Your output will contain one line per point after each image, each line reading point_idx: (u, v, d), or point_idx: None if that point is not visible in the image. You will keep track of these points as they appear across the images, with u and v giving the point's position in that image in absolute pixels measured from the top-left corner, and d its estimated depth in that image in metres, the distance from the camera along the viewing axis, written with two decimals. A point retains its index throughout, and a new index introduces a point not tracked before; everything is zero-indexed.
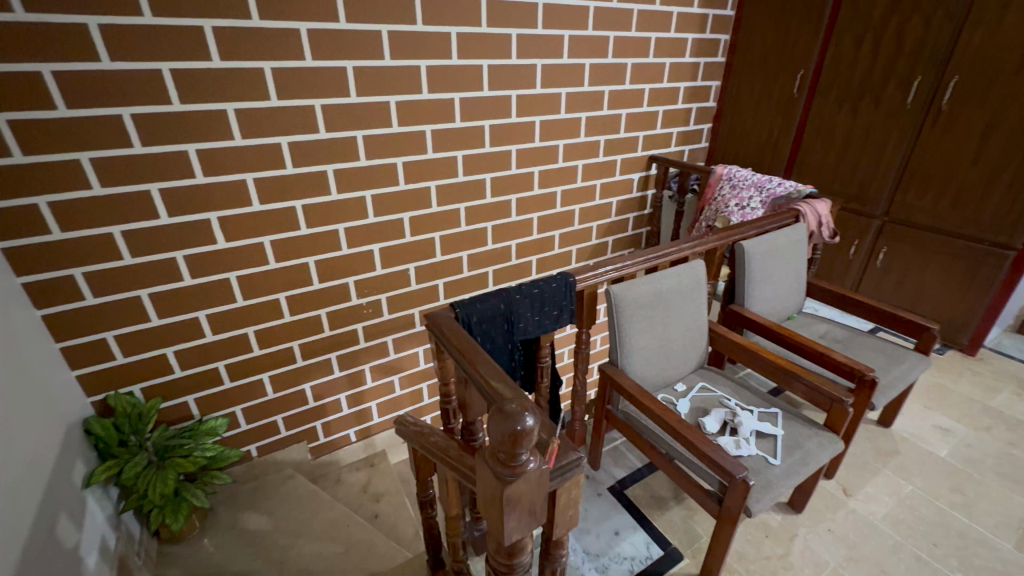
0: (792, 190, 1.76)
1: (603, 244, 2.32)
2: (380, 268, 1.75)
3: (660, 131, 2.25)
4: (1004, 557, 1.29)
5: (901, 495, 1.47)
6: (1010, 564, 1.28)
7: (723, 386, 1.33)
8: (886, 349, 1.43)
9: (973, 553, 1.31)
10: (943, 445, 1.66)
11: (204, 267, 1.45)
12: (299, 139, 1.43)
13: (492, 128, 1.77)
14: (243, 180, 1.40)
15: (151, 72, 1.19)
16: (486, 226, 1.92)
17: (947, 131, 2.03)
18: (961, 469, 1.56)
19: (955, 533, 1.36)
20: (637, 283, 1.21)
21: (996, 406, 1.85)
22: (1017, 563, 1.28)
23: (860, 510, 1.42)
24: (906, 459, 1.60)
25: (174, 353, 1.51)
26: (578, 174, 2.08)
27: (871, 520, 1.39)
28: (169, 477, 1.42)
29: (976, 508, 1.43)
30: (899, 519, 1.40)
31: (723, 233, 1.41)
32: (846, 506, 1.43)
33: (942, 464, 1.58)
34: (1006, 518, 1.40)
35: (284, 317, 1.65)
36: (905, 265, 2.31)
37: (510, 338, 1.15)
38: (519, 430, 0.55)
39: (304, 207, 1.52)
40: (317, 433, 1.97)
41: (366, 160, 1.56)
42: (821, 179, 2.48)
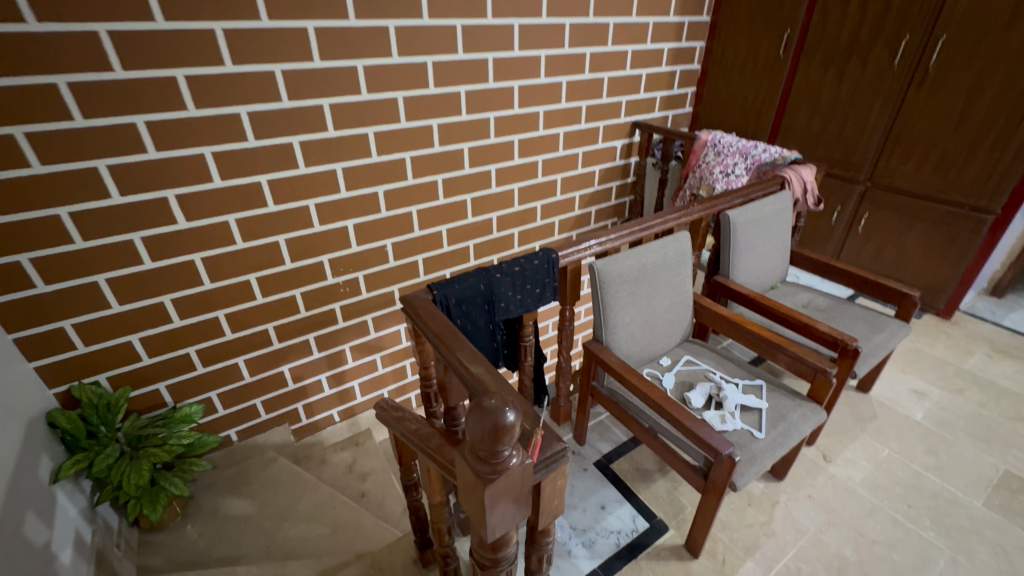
0: (777, 156, 1.72)
1: (586, 214, 2.27)
2: (355, 245, 1.67)
3: (643, 96, 2.17)
4: (973, 515, 1.35)
5: (878, 459, 1.52)
6: (979, 522, 1.34)
7: (708, 359, 1.32)
8: (868, 317, 1.44)
9: (945, 513, 1.36)
10: (918, 409, 1.70)
11: (165, 249, 1.36)
12: (260, 109, 1.33)
13: (469, 95, 1.68)
14: (201, 154, 1.30)
15: (86, 35, 1.07)
16: (465, 198, 1.84)
17: (933, 93, 2.01)
18: (935, 432, 1.61)
19: (928, 494, 1.41)
20: (622, 258, 1.18)
21: (969, 369, 1.91)
22: (985, 521, 1.34)
23: (839, 475, 1.46)
24: (883, 424, 1.64)
25: (140, 340, 1.44)
26: (560, 142, 2.01)
27: (849, 485, 1.43)
28: (143, 469, 1.39)
29: (949, 469, 1.49)
30: (876, 483, 1.44)
31: (708, 203, 1.38)
32: (826, 472, 1.47)
33: (917, 428, 1.63)
34: (977, 477, 1.46)
35: (256, 299, 1.58)
36: (886, 231, 2.32)
37: (492, 318, 1.13)
38: (500, 427, 0.52)
39: (269, 182, 1.43)
40: (299, 415, 1.93)
41: (335, 131, 1.47)
42: (806, 144, 2.44)
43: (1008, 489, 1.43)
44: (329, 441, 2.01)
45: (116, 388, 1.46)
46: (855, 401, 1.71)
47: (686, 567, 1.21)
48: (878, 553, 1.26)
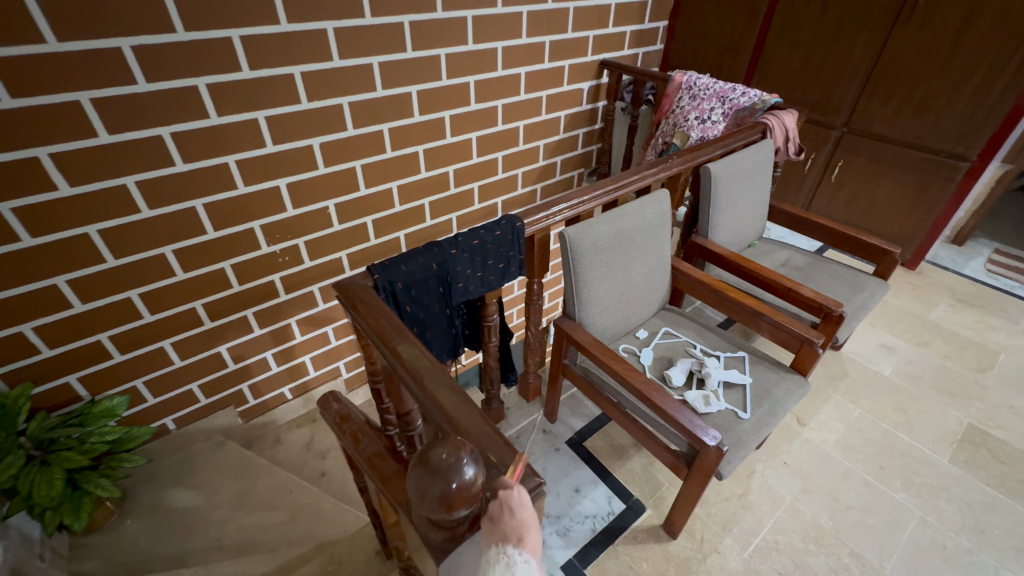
0: (757, 100, 1.59)
1: (551, 165, 2.09)
2: (292, 209, 1.45)
3: (612, 31, 1.95)
4: (941, 472, 1.39)
5: (851, 419, 1.53)
6: (945, 478, 1.38)
7: (687, 330, 1.23)
8: (847, 276, 1.38)
9: (914, 471, 1.40)
10: (887, 364, 1.73)
11: (47, 221, 1.11)
12: (148, 42, 1.06)
13: (414, 27, 1.42)
14: (77, 101, 1.03)
15: None
16: (417, 150, 1.62)
17: (921, 29, 1.89)
18: (903, 387, 1.64)
19: (898, 452, 1.44)
20: (595, 224, 1.04)
21: (933, 320, 1.94)
22: (951, 476, 1.39)
23: (813, 439, 1.47)
24: (855, 382, 1.66)
25: (33, 329, 1.21)
26: (522, 84, 1.78)
27: (823, 449, 1.45)
28: (55, 478, 1.21)
29: (916, 425, 1.52)
30: (848, 445, 1.46)
31: (688, 155, 1.25)
32: (800, 437, 1.47)
33: (886, 383, 1.65)
34: (942, 432, 1.50)
35: (177, 275, 1.35)
36: (859, 178, 2.28)
37: (448, 302, 1.00)
38: (447, 498, 0.47)
39: (174, 135, 1.17)
40: (246, 396, 1.76)
41: (251, 72, 1.21)
42: (782, 85, 2.31)
43: (971, 442, 1.48)
44: (283, 419, 1.87)
45: (12, 387, 1.24)
46: (828, 359, 1.71)
47: (664, 548, 1.20)
48: (850, 516, 1.29)
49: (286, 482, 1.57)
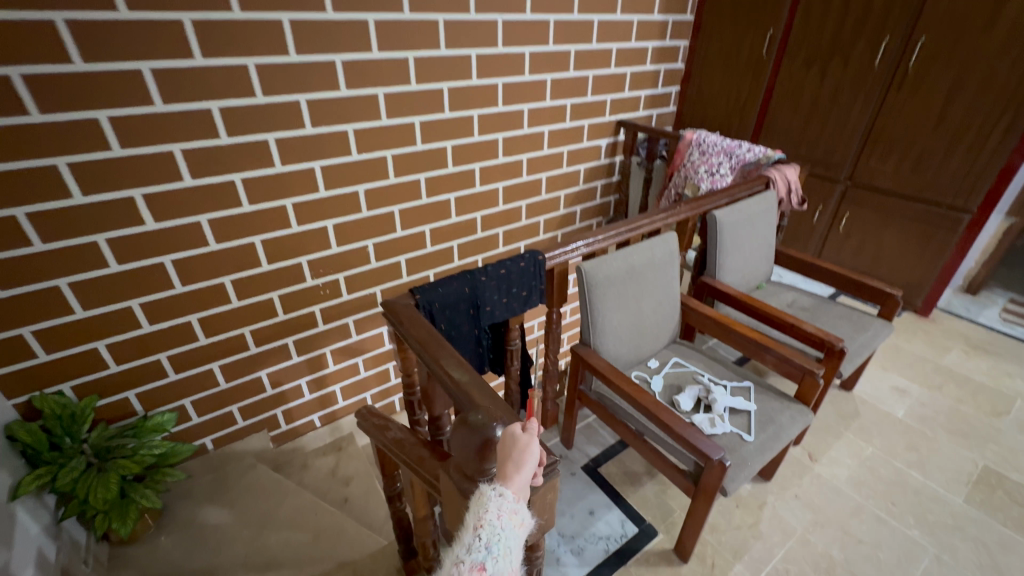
0: (761, 156, 1.74)
1: (571, 213, 2.26)
2: (335, 246, 1.62)
3: (628, 95, 2.16)
4: (955, 512, 1.39)
5: (862, 457, 1.55)
6: (960, 517, 1.37)
7: (696, 361, 1.33)
8: (851, 316, 1.46)
9: (927, 509, 1.39)
10: (900, 406, 1.74)
11: (132, 251, 1.29)
12: (232, 105, 1.27)
13: (452, 92, 1.64)
14: (170, 152, 1.24)
15: (44, 24, 1.01)
16: (448, 197, 1.80)
17: (912, 93, 2.06)
18: (916, 428, 1.65)
19: (911, 491, 1.44)
20: (609, 260, 1.15)
21: (947, 364, 1.95)
22: (966, 516, 1.38)
23: (825, 474, 1.48)
24: (866, 421, 1.67)
25: (106, 345, 1.37)
26: (545, 140, 1.98)
27: (834, 484, 1.46)
28: (111, 482, 1.32)
29: (929, 464, 1.52)
30: (860, 481, 1.47)
31: (695, 204, 1.38)
32: (812, 472, 1.49)
33: (898, 424, 1.66)
34: (957, 473, 1.50)
35: (232, 303, 1.51)
36: (867, 228, 2.37)
37: (477, 324, 1.11)
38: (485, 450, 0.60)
39: (243, 181, 1.37)
40: (278, 421, 1.87)
41: (313, 129, 1.41)
42: (789, 143, 2.48)
43: (987, 484, 1.47)
44: (310, 446, 1.94)
45: (81, 398, 1.39)
46: (838, 399, 1.74)
47: (675, 572, 1.22)
48: (863, 551, 1.29)
49: (311, 504, 1.64)
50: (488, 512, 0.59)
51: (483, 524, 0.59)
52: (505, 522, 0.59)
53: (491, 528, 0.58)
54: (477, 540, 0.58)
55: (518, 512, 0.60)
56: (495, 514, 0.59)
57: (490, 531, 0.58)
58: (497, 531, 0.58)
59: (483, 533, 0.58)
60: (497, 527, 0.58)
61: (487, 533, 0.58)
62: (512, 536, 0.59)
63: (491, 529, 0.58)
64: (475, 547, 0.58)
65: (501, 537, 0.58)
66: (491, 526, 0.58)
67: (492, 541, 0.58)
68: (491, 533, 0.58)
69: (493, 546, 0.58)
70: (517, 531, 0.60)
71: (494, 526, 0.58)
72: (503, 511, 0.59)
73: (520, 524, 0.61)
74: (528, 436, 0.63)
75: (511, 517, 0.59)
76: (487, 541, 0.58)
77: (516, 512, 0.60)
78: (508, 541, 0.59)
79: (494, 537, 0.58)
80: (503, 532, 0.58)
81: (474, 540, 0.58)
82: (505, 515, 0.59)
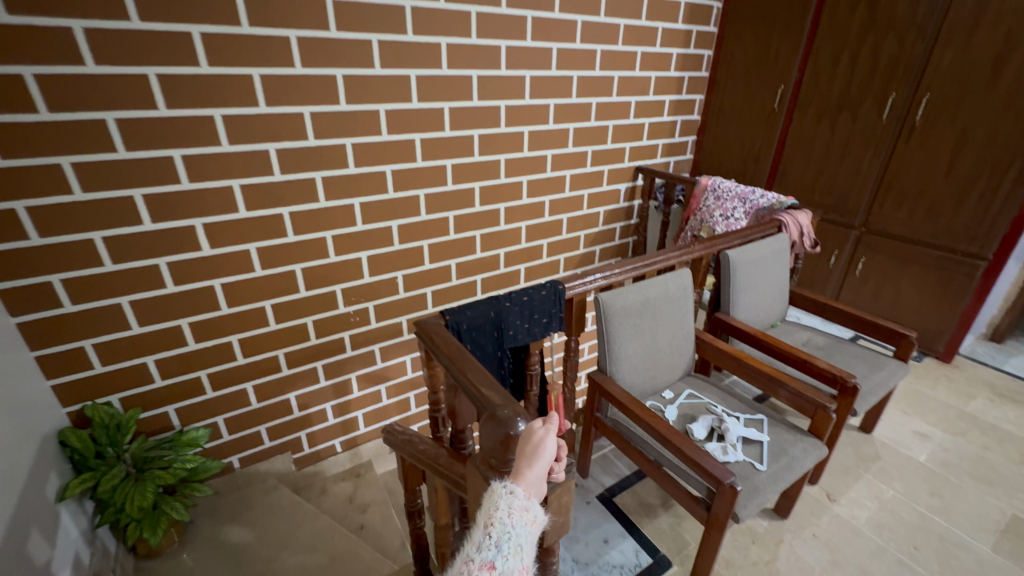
0: (775, 201, 1.83)
1: (590, 252, 2.36)
2: (367, 276, 1.73)
3: (646, 142, 2.30)
4: (980, 559, 1.40)
5: (883, 499, 1.59)
6: (987, 565, 1.39)
7: (710, 394, 1.47)
8: (867, 358, 1.62)
9: (951, 555, 1.41)
10: (921, 450, 1.80)
11: (188, 274, 1.41)
12: (288, 146, 1.42)
13: (482, 138, 1.79)
14: (230, 187, 1.38)
15: (138, 77, 1.17)
16: (474, 234, 1.93)
17: (921, 145, 2.15)
18: (938, 473, 1.70)
19: (934, 536, 1.47)
20: (625, 292, 1.31)
21: (971, 412, 2.00)
22: (993, 565, 1.39)
23: (843, 515, 1.53)
24: (886, 464, 1.73)
25: (154, 361, 1.45)
26: (566, 184, 2.12)
27: (853, 524, 1.50)
28: (148, 490, 1.33)
29: (954, 511, 1.55)
30: (880, 524, 1.51)
31: (709, 243, 1.53)
32: (830, 511, 1.54)
33: (920, 469, 1.71)
34: (983, 521, 1.51)
35: (270, 325, 1.61)
36: (883, 274, 2.41)
37: (500, 346, 1.19)
38: (507, 440, 0.68)
39: (291, 214, 1.50)
40: (301, 444, 1.90)
41: (355, 168, 1.56)
42: (802, 190, 2.59)
43: (1015, 533, 1.48)
44: (329, 472, 1.96)
45: (127, 410, 1.44)
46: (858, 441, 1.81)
47: None
48: None
49: (328, 529, 1.63)
50: (499, 511, 0.66)
51: (494, 522, 0.65)
52: (516, 519, 0.65)
53: (501, 526, 0.64)
54: (488, 538, 0.64)
55: (529, 509, 0.66)
56: (505, 512, 0.65)
57: (500, 529, 0.64)
58: (507, 529, 0.64)
59: (494, 531, 0.64)
60: (507, 525, 0.64)
61: (498, 531, 0.64)
62: (523, 533, 0.65)
63: (501, 527, 0.64)
64: (485, 544, 0.64)
65: (511, 535, 0.64)
66: (501, 524, 0.64)
67: (502, 539, 0.64)
68: (501, 531, 0.64)
69: (503, 543, 0.63)
70: (528, 528, 0.66)
71: (504, 523, 0.64)
72: (513, 509, 0.65)
73: (531, 521, 0.67)
74: (544, 430, 0.71)
75: (521, 514, 0.66)
76: (497, 538, 0.64)
77: (526, 510, 0.66)
78: (518, 539, 0.64)
79: (505, 535, 0.64)
80: (513, 529, 0.64)
81: (485, 538, 0.64)
82: (515, 512, 0.65)
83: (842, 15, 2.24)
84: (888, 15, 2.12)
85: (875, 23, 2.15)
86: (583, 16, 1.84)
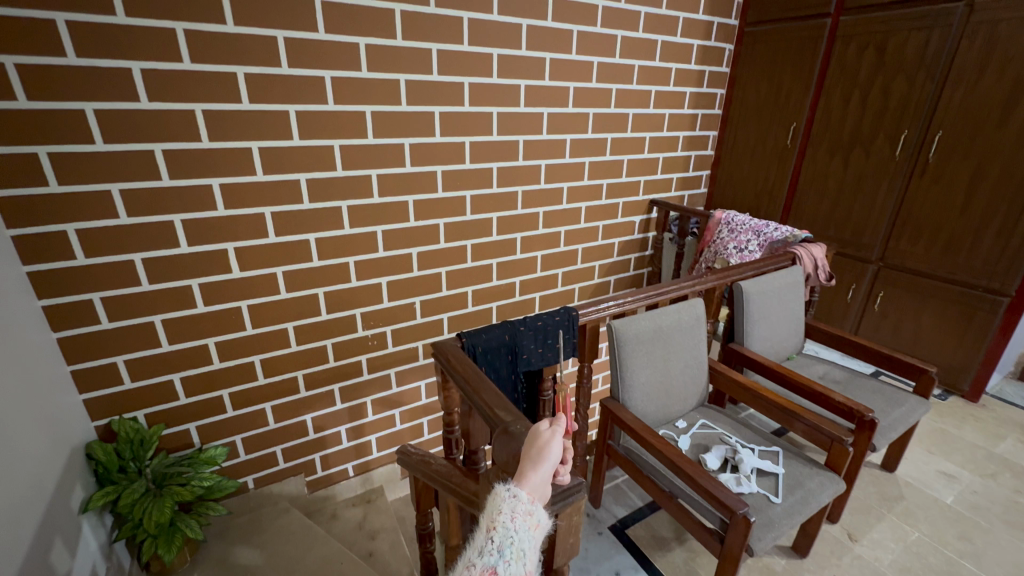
0: (789, 235, 1.87)
1: (605, 282, 2.39)
2: (387, 301, 1.79)
3: (660, 176, 2.36)
4: None
5: (908, 541, 1.55)
6: None
7: (723, 424, 1.50)
8: (886, 392, 1.62)
9: None
10: (949, 491, 1.74)
11: (218, 295, 1.48)
12: (318, 176, 1.51)
13: (500, 170, 1.86)
14: (261, 214, 1.46)
15: (185, 112, 1.28)
16: (491, 262, 1.98)
17: (936, 181, 2.16)
18: (967, 516, 1.64)
19: None
20: (637, 320, 1.36)
21: (1001, 453, 1.94)
22: None
23: (866, 556, 1.49)
24: (911, 505, 1.69)
25: (180, 378, 1.49)
26: (581, 215, 2.17)
27: (876, 566, 1.46)
28: (166, 506, 1.33)
29: (984, 556, 1.49)
30: (905, 567, 1.46)
31: (723, 273, 1.57)
32: (851, 552, 1.51)
33: (948, 511, 1.66)
34: (1018, 568, 1.45)
35: (291, 346, 1.66)
36: (903, 309, 2.39)
37: (514, 369, 1.23)
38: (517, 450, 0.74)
39: (317, 240, 1.58)
40: (315, 466, 1.90)
41: (379, 198, 1.64)
42: (818, 224, 2.63)
43: None
44: (340, 496, 1.94)
45: (150, 425, 1.48)
46: (881, 480, 1.77)
47: None
48: None
49: (337, 555, 1.55)
50: (502, 515, 0.66)
51: (496, 526, 0.66)
52: (519, 524, 0.65)
53: (504, 531, 0.65)
54: (490, 543, 0.65)
55: (532, 514, 0.67)
56: (509, 516, 0.66)
57: (502, 534, 0.65)
58: (510, 534, 0.65)
59: (496, 535, 0.65)
60: (510, 529, 0.65)
61: (500, 536, 0.65)
62: (525, 538, 0.65)
63: (503, 532, 0.65)
64: (487, 548, 0.64)
65: (513, 539, 0.64)
66: (503, 529, 0.65)
67: (504, 544, 0.64)
68: (504, 536, 0.65)
69: (505, 548, 0.63)
70: (531, 533, 0.66)
71: (507, 528, 0.65)
72: (516, 513, 0.66)
73: (536, 526, 0.67)
74: (550, 433, 0.74)
75: (524, 518, 0.66)
76: (499, 543, 0.64)
77: (531, 514, 0.67)
78: (520, 543, 0.64)
79: (507, 539, 0.64)
80: (516, 534, 0.65)
81: (487, 542, 0.65)
82: (518, 516, 0.66)
83: (852, 58, 2.34)
84: (896, 58, 2.19)
85: (884, 65, 2.23)
86: (599, 57, 1.94)
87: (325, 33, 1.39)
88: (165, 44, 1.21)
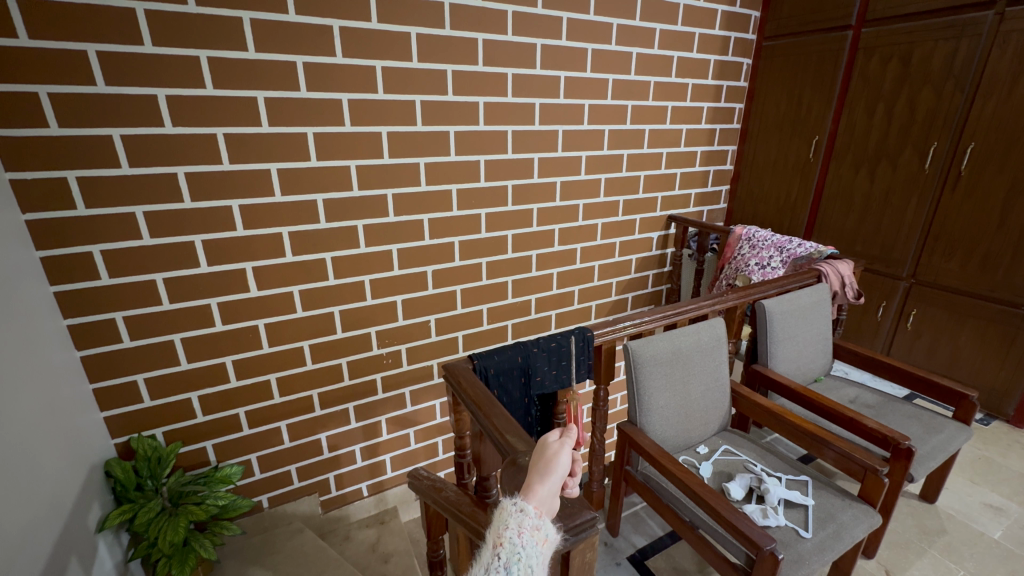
0: (813, 251, 1.82)
1: (622, 299, 2.35)
2: (401, 319, 1.78)
3: (678, 192, 2.33)
4: None
5: None
6: None
7: (748, 450, 1.44)
8: (924, 418, 1.53)
9: None
10: (996, 526, 1.63)
11: (236, 313, 1.49)
12: (333, 197, 1.52)
13: (515, 188, 1.85)
14: (279, 234, 1.48)
15: (208, 136, 1.31)
16: (507, 279, 1.97)
17: (969, 196, 2.08)
18: (1017, 553, 1.52)
19: None
20: (655, 340, 1.33)
21: None
22: None
23: None
24: (955, 540, 1.58)
25: (198, 397, 1.51)
26: (598, 232, 2.15)
27: None
28: (180, 526, 1.31)
29: None
30: None
31: (743, 291, 1.54)
32: None
33: (996, 548, 1.55)
34: None
35: (306, 365, 1.66)
36: (937, 328, 2.29)
37: (527, 392, 1.22)
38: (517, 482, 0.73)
39: (333, 259, 1.59)
40: (330, 485, 1.86)
41: (394, 217, 1.65)
42: (843, 239, 2.56)
43: None
44: (355, 517, 1.90)
45: (168, 443, 1.49)
46: (920, 512, 1.67)
47: None
48: None
49: None
50: (509, 530, 0.63)
51: (503, 542, 0.63)
52: (526, 539, 0.62)
53: (511, 547, 0.62)
54: (496, 560, 0.62)
55: (540, 528, 0.64)
56: (515, 531, 0.63)
57: (509, 550, 0.62)
58: (517, 550, 0.61)
59: (502, 552, 0.62)
60: (516, 545, 0.62)
61: (506, 552, 0.62)
62: (534, 554, 0.62)
63: (510, 548, 0.62)
64: (493, 566, 0.61)
65: (520, 556, 0.61)
66: (510, 545, 0.62)
67: (510, 560, 0.61)
68: (511, 552, 0.61)
69: (511, 565, 0.60)
70: (539, 548, 0.62)
71: (514, 543, 0.62)
72: (523, 527, 0.63)
73: (544, 541, 0.63)
74: (559, 444, 0.73)
75: (532, 533, 0.63)
76: (505, 560, 0.61)
77: (538, 528, 0.63)
78: (528, 560, 0.61)
79: (514, 556, 0.61)
80: (523, 550, 0.61)
81: (493, 559, 0.62)
82: (525, 532, 0.63)
83: (875, 70, 2.29)
84: (922, 69, 2.13)
85: (909, 76, 2.18)
86: (613, 74, 1.93)
87: (342, 56, 1.41)
88: (189, 70, 1.25)
